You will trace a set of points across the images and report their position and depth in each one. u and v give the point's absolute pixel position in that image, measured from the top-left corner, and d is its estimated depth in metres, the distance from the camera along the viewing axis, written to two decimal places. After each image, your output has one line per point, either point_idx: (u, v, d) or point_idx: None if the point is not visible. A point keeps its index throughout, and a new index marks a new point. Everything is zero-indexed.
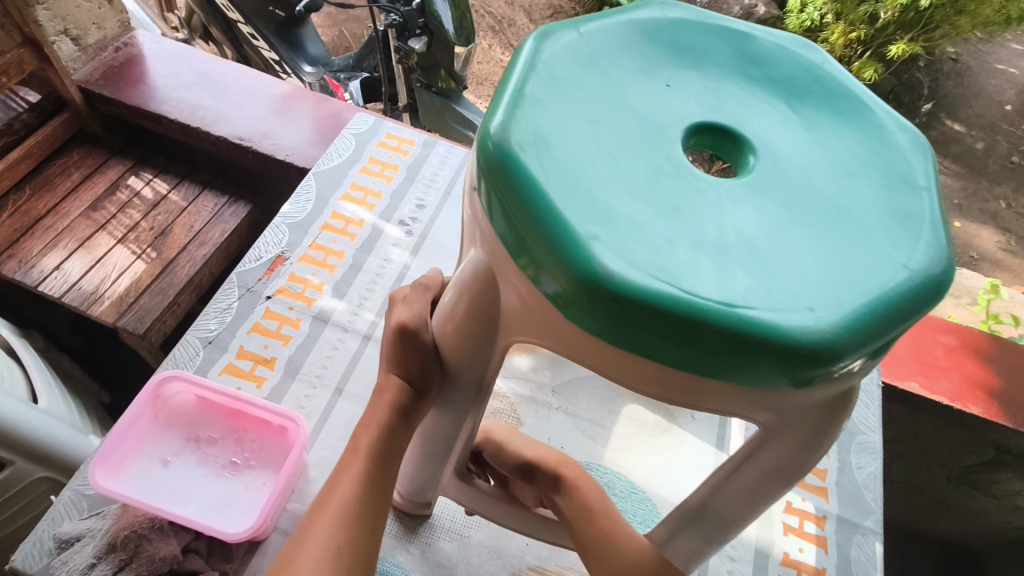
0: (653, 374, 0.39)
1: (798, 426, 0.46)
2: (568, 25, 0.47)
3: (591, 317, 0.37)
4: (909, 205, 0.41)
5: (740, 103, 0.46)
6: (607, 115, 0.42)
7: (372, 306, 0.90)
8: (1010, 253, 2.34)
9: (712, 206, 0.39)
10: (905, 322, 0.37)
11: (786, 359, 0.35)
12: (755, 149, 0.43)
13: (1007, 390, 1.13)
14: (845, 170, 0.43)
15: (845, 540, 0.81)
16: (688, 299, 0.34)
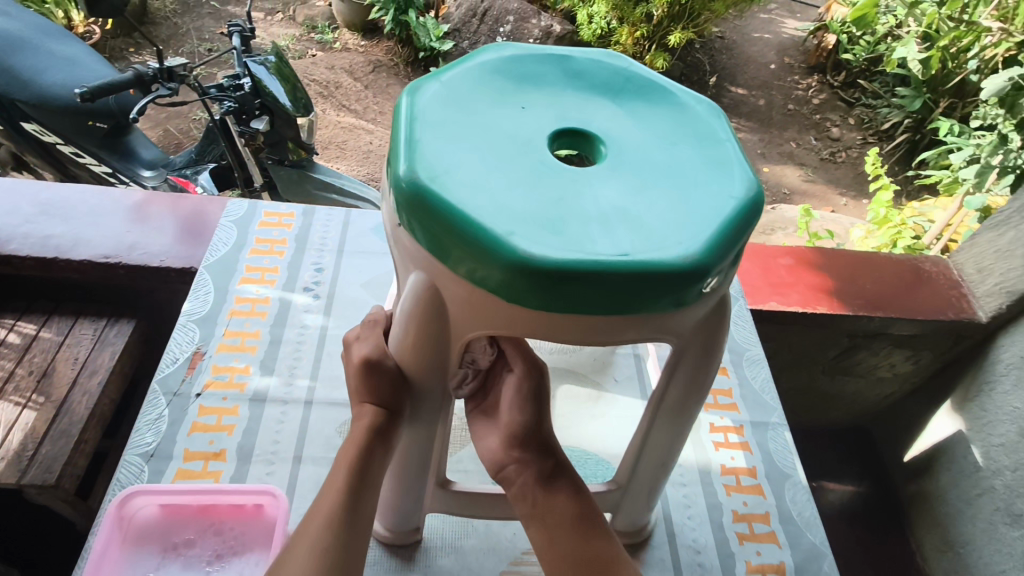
0: (584, 326, 0.49)
1: (697, 343, 0.58)
2: (431, 78, 0.57)
3: (525, 295, 0.46)
4: (719, 154, 0.56)
5: (580, 108, 0.59)
6: (487, 140, 0.53)
7: (304, 373, 0.94)
8: (811, 182, 2.80)
9: (588, 189, 0.50)
10: (743, 235, 0.51)
11: (673, 282, 0.47)
12: (602, 140, 0.55)
13: (841, 287, 1.38)
14: (670, 141, 0.56)
15: (762, 437, 0.97)
16: (594, 258, 0.45)
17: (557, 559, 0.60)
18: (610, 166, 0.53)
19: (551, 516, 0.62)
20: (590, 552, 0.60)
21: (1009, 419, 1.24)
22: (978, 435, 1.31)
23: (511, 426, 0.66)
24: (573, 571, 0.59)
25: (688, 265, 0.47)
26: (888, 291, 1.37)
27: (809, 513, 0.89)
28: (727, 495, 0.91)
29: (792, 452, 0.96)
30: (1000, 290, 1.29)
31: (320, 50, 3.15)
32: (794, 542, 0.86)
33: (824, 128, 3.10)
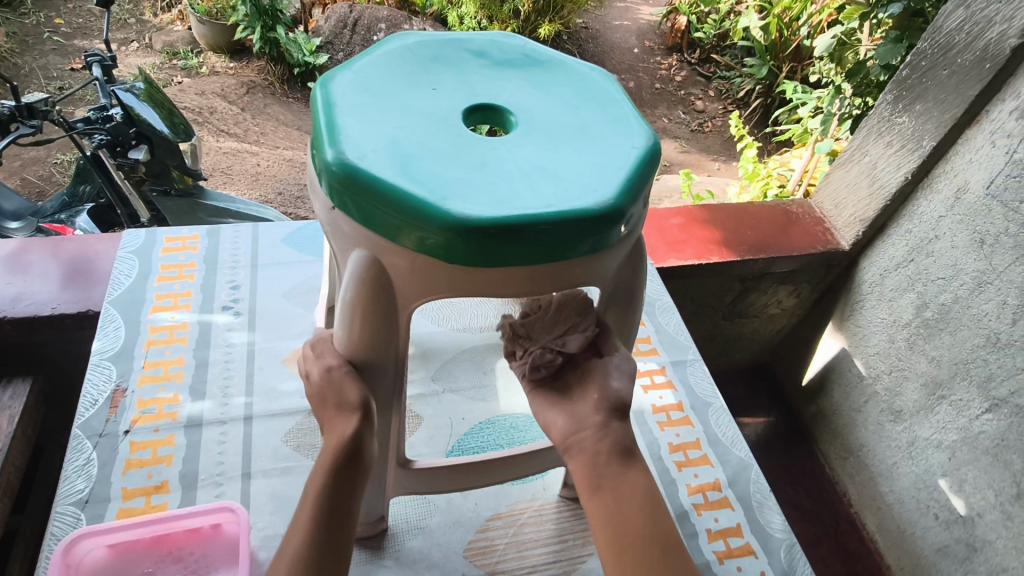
0: (521, 277, 0.54)
1: (620, 285, 0.64)
2: (343, 70, 0.61)
3: (466, 254, 0.50)
4: (617, 112, 0.62)
5: (487, 84, 0.64)
6: (406, 122, 0.57)
7: (238, 390, 0.92)
8: (686, 153, 3.02)
9: (507, 155, 0.56)
10: (649, 179, 0.57)
11: (596, 225, 0.52)
12: (511, 111, 0.61)
13: (728, 237, 1.52)
14: (572, 106, 0.62)
15: (683, 374, 1.07)
16: (521, 213, 0.50)
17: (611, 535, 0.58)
18: (523, 133, 0.59)
19: (620, 490, 0.60)
20: (648, 526, 0.58)
21: (879, 329, 1.43)
22: (857, 348, 1.51)
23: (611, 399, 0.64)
24: (633, 550, 0.57)
25: (607, 207, 0.52)
26: (767, 234, 1.53)
27: (732, 432, 1.00)
28: (662, 431, 0.99)
29: (711, 382, 1.06)
30: (854, 220, 1.47)
31: (185, 76, 3.00)
32: (724, 459, 0.96)
33: (689, 102, 3.35)
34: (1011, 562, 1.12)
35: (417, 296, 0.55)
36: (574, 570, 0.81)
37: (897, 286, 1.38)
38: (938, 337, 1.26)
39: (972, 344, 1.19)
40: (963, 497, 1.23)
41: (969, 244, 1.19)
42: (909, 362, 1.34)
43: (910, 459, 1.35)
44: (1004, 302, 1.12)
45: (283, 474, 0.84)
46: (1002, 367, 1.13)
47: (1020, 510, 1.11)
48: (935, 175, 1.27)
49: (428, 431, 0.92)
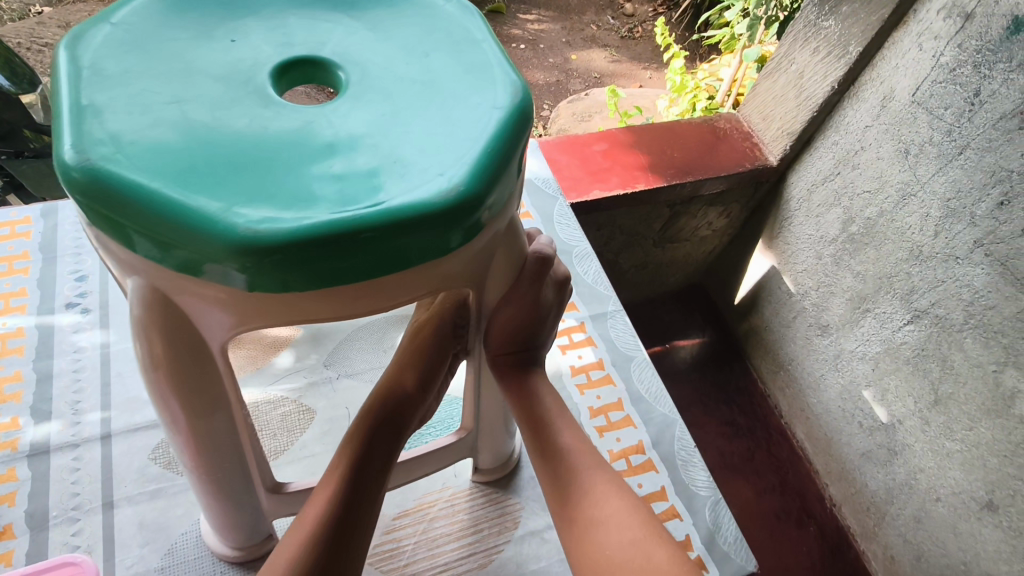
0: (356, 292, 0.42)
1: (503, 279, 0.50)
2: (98, 23, 0.46)
3: (273, 278, 0.39)
4: (477, 57, 0.49)
5: (305, 32, 0.49)
6: (186, 94, 0.43)
7: (92, 403, 0.80)
8: (617, 63, 2.85)
9: (325, 129, 0.43)
10: (516, 147, 0.45)
11: (444, 221, 0.41)
12: (338, 66, 0.47)
13: (653, 161, 1.39)
14: (419, 52, 0.49)
15: (603, 328, 1.00)
16: (334, 217, 0.38)
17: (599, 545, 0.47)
18: (351, 98, 0.45)
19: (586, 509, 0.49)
20: (628, 535, 0.46)
21: (807, 246, 1.39)
22: (785, 266, 1.48)
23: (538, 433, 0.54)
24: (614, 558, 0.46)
25: (456, 197, 0.41)
26: (693, 154, 1.41)
27: (656, 387, 0.94)
28: (581, 395, 0.92)
29: (632, 334, 0.99)
30: (781, 133, 1.38)
31: (47, 5, 2.54)
32: (647, 419, 0.91)
33: (618, 6, 3.15)
34: (929, 464, 1.16)
35: (238, 327, 0.44)
36: (489, 562, 0.75)
37: (824, 202, 1.33)
38: (864, 252, 1.23)
39: (896, 259, 1.16)
40: (885, 406, 1.24)
41: (894, 154, 1.13)
42: (836, 278, 1.32)
43: (836, 371, 1.36)
44: (928, 215, 1.08)
45: (152, 497, 0.74)
46: (924, 280, 1.11)
47: (937, 415, 1.13)
48: (861, 83, 1.18)
49: (322, 426, 0.82)
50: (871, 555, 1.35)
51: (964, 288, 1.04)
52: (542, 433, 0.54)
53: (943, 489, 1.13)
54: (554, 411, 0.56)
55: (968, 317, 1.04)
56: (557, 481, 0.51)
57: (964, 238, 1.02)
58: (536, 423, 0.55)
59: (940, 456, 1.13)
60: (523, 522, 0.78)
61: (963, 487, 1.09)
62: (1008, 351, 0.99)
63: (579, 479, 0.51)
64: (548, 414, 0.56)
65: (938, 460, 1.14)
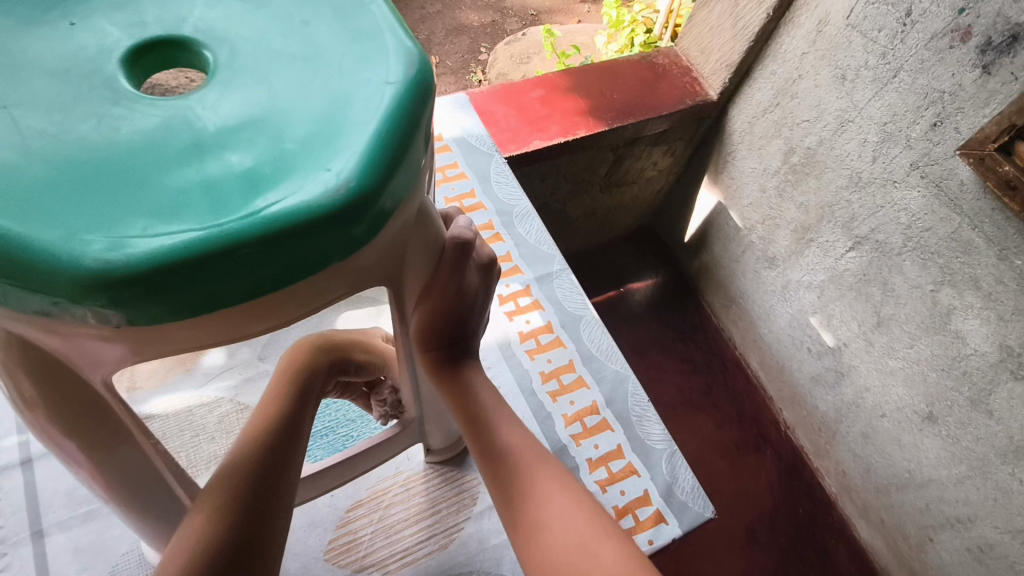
0: (249, 310, 0.38)
1: (420, 270, 0.47)
2: None
3: (146, 309, 0.34)
4: (364, 23, 0.43)
5: (160, 7, 0.42)
6: (15, 98, 0.37)
7: (6, 427, 0.74)
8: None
9: (187, 125, 0.37)
10: (415, 128, 0.40)
11: (335, 222, 0.36)
12: (202, 46, 0.41)
13: (592, 104, 1.31)
14: (297, 21, 0.43)
15: (549, 289, 0.98)
16: (201, 235, 0.33)
17: (547, 548, 0.48)
18: (219, 84, 0.39)
19: (531, 512, 0.50)
20: (573, 537, 0.48)
21: (751, 180, 1.38)
22: (731, 201, 1.47)
23: (479, 431, 0.54)
24: (561, 560, 0.48)
25: (344, 194, 0.36)
26: (633, 93, 1.35)
27: (607, 345, 0.93)
28: (531, 360, 0.90)
29: (580, 292, 0.97)
30: (720, 65, 1.35)
31: None
32: (599, 378, 0.90)
33: None
34: (873, 383, 1.20)
35: (126, 360, 0.39)
36: (450, 542, 0.74)
37: (765, 134, 1.31)
38: (806, 182, 1.23)
39: (836, 187, 1.16)
40: (831, 331, 1.27)
41: (832, 81, 1.11)
42: (780, 210, 1.32)
43: (785, 301, 1.38)
44: (865, 140, 1.07)
45: (85, 519, 0.70)
46: (864, 207, 1.11)
47: (879, 337, 1.16)
48: (796, 8, 1.14)
49: None
50: (824, 471, 1.42)
51: (902, 212, 1.04)
52: (483, 432, 0.54)
53: (888, 405, 1.18)
54: (492, 407, 0.55)
55: (906, 241, 1.05)
56: (501, 483, 0.52)
57: (900, 162, 1.02)
58: (474, 421, 0.54)
59: (884, 374, 1.17)
60: (481, 497, 0.77)
61: (906, 402, 1.13)
62: (944, 271, 1.00)
63: (521, 481, 0.51)
64: (485, 411, 0.55)
65: (882, 378, 1.17)
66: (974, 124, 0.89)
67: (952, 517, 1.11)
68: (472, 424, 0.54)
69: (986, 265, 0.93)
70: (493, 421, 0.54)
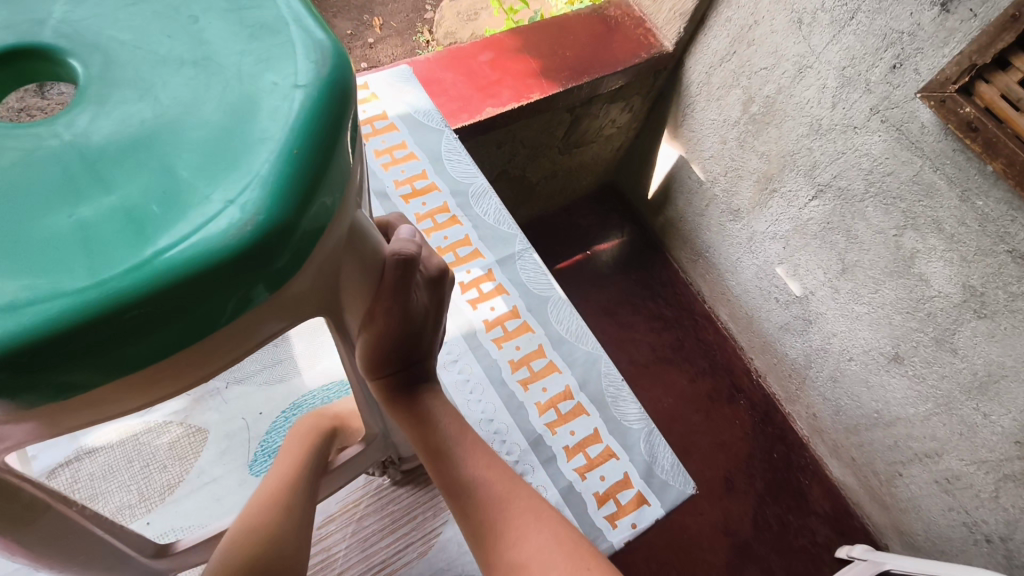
0: (163, 370, 0.33)
1: (361, 296, 0.42)
2: None
3: (35, 386, 0.29)
4: (263, 14, 0.37)
5: (7, 9, 0.35)
6: None
7: None
8: None
9: (55, 158, 0.31)
10: (334, 139, 0.35)
11: (249, 261, 0.31)
12: (69, 55, 0.34)
13: (544, 65, 1.24)
14: (183, 15, 0.36)
15: (512, 271, 0.93)
16: (81, 298, 0.28)
17: None
18: (92, 101, 0.33)
19: (506, 554, 0.48)
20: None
21: (711, 132, 1.35)
22: (693, 154, 1.43)
23: (442, 465, 0.51)
24: None
25: (255, 227, 0.31)
26: (585, 49, 1.28)
27: (576, 326, 0.90)
28: (499, 349, 0.87)
29: (544, 272, 0.94)
30: (672, 14, 1.29)
31: None
32: (571, 361, 0.87)
33: None
34: (841, 329, 1.19)
35: (38, 433, 0.34)
36: (430, 548, 0.71)
37: (723, 84, 1.27)
38: (766, 132, 1.19)
39: (796, 135, 1.13)
40: (798, 280, 1.26)
41: (788, 25, 1.06)
42: (742, 161, 1.29)
43: (751, 253, 1.36)
44: (824, 87, 1.04)
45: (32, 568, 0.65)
46: (825, 154, 1.09)
47: (845, 284, 1.15)
48: None
49: (219, 444, 0.74)
50: (796, 415, 1.44)
51: (863, 157, 1.02)
52: (449, 467, 0.51)
53: (855, 349, 1.18)
54: (455, 439, 0.52)
55: (868, 187, 1.03)
56: (470, 520, 0.50)
57: (860, 107, 0.99)
58: (436, 455, 0.52)
59: (850, 319, 1.17)
60: None
61: (872, 344, 1.14)
62: (907, 215, 0.98)
63: (494, 522, 0.49)
64: (448, 443, 0.52)
65: (849, 323, 1.17)
66: (934, 65, 0.86)
67: (919, 452, 1.13)
68: (437, 458, 0.51)
69: (948, 208, 0.91)
70: (460, 456, 0.51)
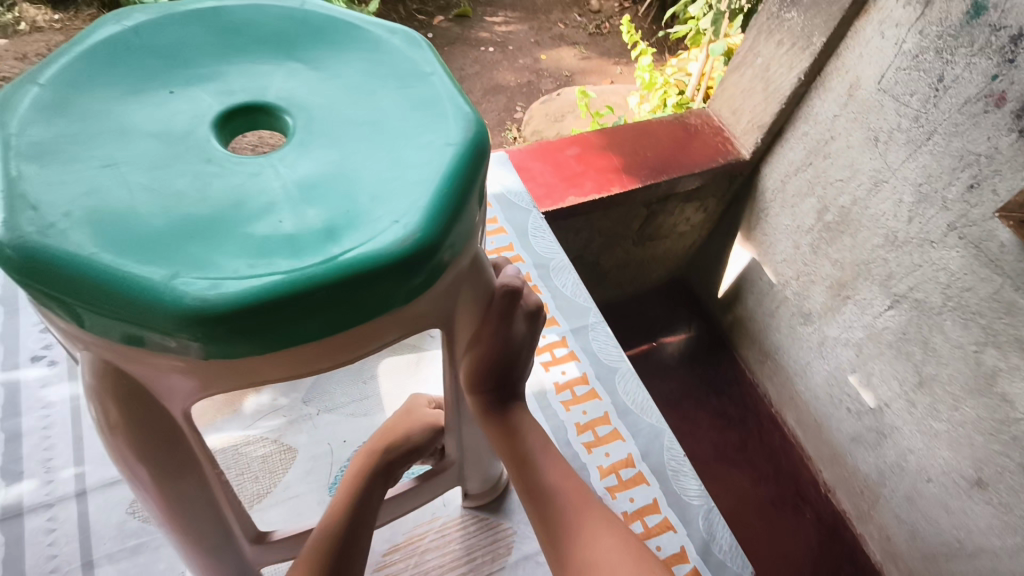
0: (319, 349, 0.41)
1: (474, 309, 0.49)
2: (26, 83, 0.44)
3: (236, 343, 0.37)
4: (425, 91, 0.48)
5: (243, 77, 0.47)
6: (123, 155, 0.41)
7: (64, 460, 0.77)
8: (587, 60, 2.94)
9: (270, 181, 0.41)
10: (472, 185, 0.44)
11: (398, 272, 0.39)
12: (284, 111, 0.46)
13: (627, 162, 1.36)
14: (366, 90, 0.48)
15: (585, 340, 0.99)
16: (287, 277, 0.36)
17: None
18: (298, 144, 0.44)
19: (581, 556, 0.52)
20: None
21: (785, 236, 1.40)
22: (765, 257, 1.48)
23: (526, 470, 0.56)
24: None
25: (409, 245, 0.39)
26: (666, 152, 1.40)
27: (642, 398, 0.93)
28: (567, 411, 0.91)
29: (615, 345, 0.99)
30: (752, 126, 1.38)
31: None
32: (635, 431, 0.90)
33: (584, 2, 3.30)
34: (918, 445, 1.16)
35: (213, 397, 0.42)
36: None
37: (799, 192, 1.33)
38: (841, 240, 1.23)
39: (872, 245, 1.16)
40: (871, 391, 1.25)
41: (865, 142, 1.13)
42: (815, 267, 1.32)
43: (822, 358, 1.36)
44: (900, 201, 1.08)
45: (131, 553, 0.72)
46: (900, 265, 1.11)
47: (922, 398, 1.13)
48: (827, 73, 1.19)
49: (305, 464, 0.81)
50: (867, 536, 1.36)
51: (941, 272, 1.04)
52: (532, 471, 0.56)
53: (933, 469, 1.14)
54: (537, 449, 0.57)
55: (946, 301, 1.04)
56: (547, 521, 0.54)
57: (937, 222, 1.02)
58: (521, 462, 0.56)
59: (928, 436, 1.13)
60: (516, 547, 0.76)
61: (952, 467, 1.10)
62: (988, 332, 0.98)
63: (568, 524, 0.53)
64: (532, 453, 0.57)
65: (927, 441, 1.14)
66: (1013, 186, 0.90)
67: None
68: (521, 462, 0.56)
69: None
70: (541, 461, 0.56)
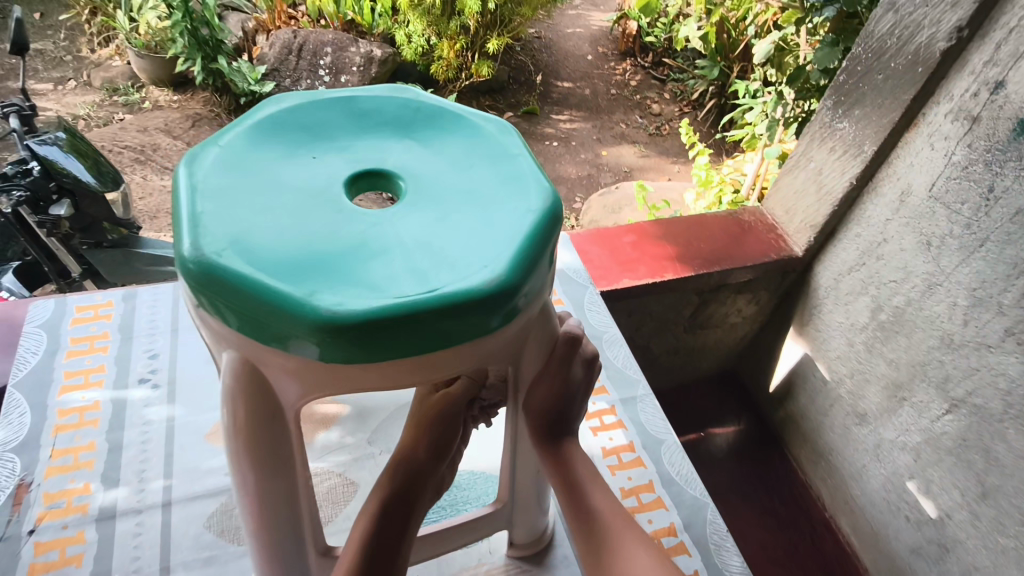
0: (413, 367, 0.49)
1: (538, 350, 0.58)
2: (209, 145, 0.56)
3: (352, 352, 0.46)
4: (513, 168, 0.58)
5: (370, 150, 0.59)
6: (277, 202, 0.52)
7: (156, 472, 0.86)
8: (646, 158, 3.12)
9: (388, 229, 0.51)
10: (548, 244, 0.53)
11: (484, 308, 0.48)
12: (400, 176, 0.57)
13: (679, 252, 1.44)
14: (466, 165, 0.58)
15: (633, 410, 1.03)
16: (398, 301, 0.45)
17: None
18: (410, 203, 0.54)
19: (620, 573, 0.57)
20: None
21: (839, 333, 1.42)
22: (819, 353, 1.49)
23: (574, 495, 0.62)
24: None
25: (495, 286, 0.48)
26: (719, 245, 1.47)
27: (687, 470, 0.96)
28: (612, 475, 0.95)
29: (662, 417, 1.02)
30: (804, 225, 1.45)
31: (128, 113, 2.93)
32: (679, 501, 0.92)
33: (646, 106, 3.54)
34: (982, 561, 1.11)
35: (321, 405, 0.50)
36: None
37: (852, 290, 1.37)
38: (895, 340, 1.25)
39: (927, 347, 1.18)
40: (930, 498, 1.22)
41: (917, 246, 1.18)
42: (869, 366, 1.33)
43: (878, 461, 1.34)
44: (955, 304, 1.11)
45: (204, 565, 0.79)
46: (958, 368, 1.12)
47: (986, 509, 1.10)
48: (878, 179, 1.26)
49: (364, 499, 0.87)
50: None
51: (1000, 377, 1.04)
52: (580, 496, 0.62)
53: None
54: (585, 477, 0.63)
55: (1006, 407, 1.03)
56: (591, 541, 0.60)
57: (994, 327, 1.04)
58: (570, 488, 0.62)
59: (993, 552, 1.09)
60: None
61: None
62: None
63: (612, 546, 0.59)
64: (582, 481, 0.63)
65: (992, 557, 1.09)
66: None
67: None
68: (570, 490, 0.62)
69: None
70: (590, 487, 0.62)
